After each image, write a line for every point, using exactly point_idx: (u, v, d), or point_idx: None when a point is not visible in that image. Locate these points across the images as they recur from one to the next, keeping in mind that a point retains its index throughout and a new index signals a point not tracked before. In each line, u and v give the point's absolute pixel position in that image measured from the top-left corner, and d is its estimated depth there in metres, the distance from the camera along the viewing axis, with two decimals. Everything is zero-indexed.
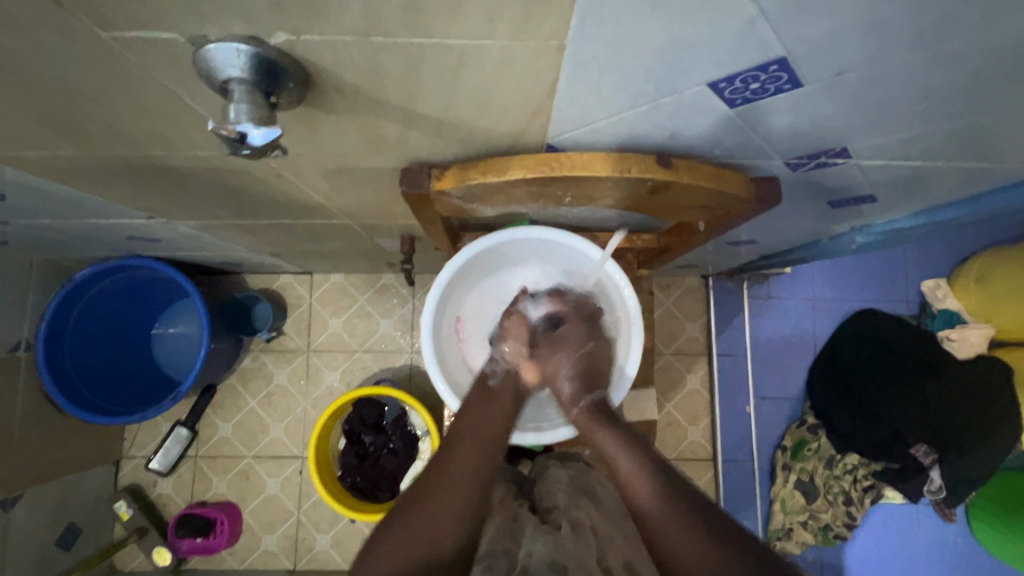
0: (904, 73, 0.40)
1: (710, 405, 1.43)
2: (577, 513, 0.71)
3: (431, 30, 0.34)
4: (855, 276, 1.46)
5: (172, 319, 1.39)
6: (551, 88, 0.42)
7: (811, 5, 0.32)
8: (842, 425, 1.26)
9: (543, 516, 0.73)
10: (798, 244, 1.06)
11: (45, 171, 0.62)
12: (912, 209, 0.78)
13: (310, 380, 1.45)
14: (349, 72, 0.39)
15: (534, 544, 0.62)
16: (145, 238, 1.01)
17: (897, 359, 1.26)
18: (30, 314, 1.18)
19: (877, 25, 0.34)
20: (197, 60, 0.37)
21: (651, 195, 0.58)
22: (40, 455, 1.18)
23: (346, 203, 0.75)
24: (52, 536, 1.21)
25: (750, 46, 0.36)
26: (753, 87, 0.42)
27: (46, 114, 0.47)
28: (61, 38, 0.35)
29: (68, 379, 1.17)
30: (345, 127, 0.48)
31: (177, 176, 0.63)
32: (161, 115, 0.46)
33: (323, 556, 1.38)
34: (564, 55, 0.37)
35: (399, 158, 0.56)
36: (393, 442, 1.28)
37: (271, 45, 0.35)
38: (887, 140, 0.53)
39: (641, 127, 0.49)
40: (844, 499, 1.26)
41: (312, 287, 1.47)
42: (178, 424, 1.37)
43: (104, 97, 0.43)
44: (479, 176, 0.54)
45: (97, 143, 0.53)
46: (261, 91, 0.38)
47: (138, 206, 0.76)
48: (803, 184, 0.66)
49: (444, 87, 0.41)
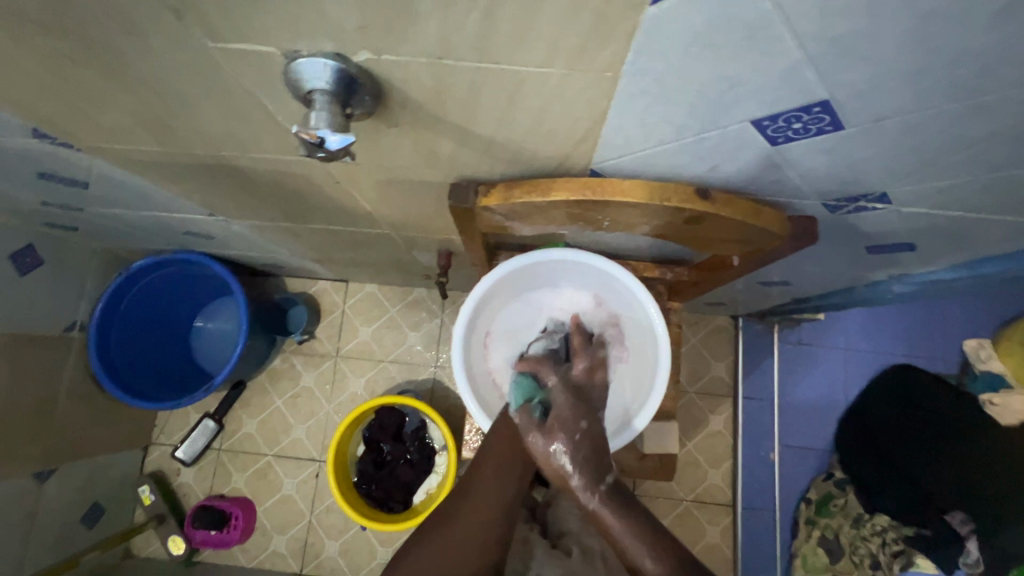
0: (943, 122, 0.41)
1: (733, 448, 1.40)
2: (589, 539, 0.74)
3: (495, 56, 0.37)
4: (892, 328, 1.43)
5: (213, 315, 1.46)
6: (599, 117, 0.45)
7: (853, 52, 0.34)
8: (872, 482, 1.22)
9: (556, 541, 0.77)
10: (833, 290, 1.05)
11: (128, 163, 0.68)
12: (952, 261, 0.78)
13: (336, 385, 1.48)
14: (416, 90, 0.43)
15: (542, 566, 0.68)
16: (201, 234, 1.08)
17: (931, 419, 1.21)
18: (87, 297, 1.26)
19: (917, 72, 0.36)
20: (287, 72, 0.41)
21: (687, 225, 0.60)
22: (79, 433, 1.24)
23: (392, 214, 0.79)
24: (77, 514, 1.26)
25: (793, 88, 0.38)
26: (794, 127, 0.44)
27: (144, 112, 0.52)
28: (174, 46, 0.40)
29: (113, 361, 1.24)
30: (403, 140, 0.52)
31: (243, 176, 0.68)
32: (243, 120, 0.51)
33: (330, 563, 1.39)
34: (615, 87, 0.40)
35: (448, 174, 0.60)
36: (410, 453, 1.30)
37: (353, 62, 0.39)
38: (925, 189, 0.53)
39: (681, 158, 0.51)
40: (871, 562, 1.21)
41: (346, 295, 1.52)
42: (206, 416, 1.43)
43: (194, 100, 0.48)
44: (524, 195, 0.57)
45: (180, 142, 0.59)
46: (339, 103, 0.42)
47: (202, 203, 0.82)
48: (840, 226, 0.67)
49: (501, 111, 0.45)
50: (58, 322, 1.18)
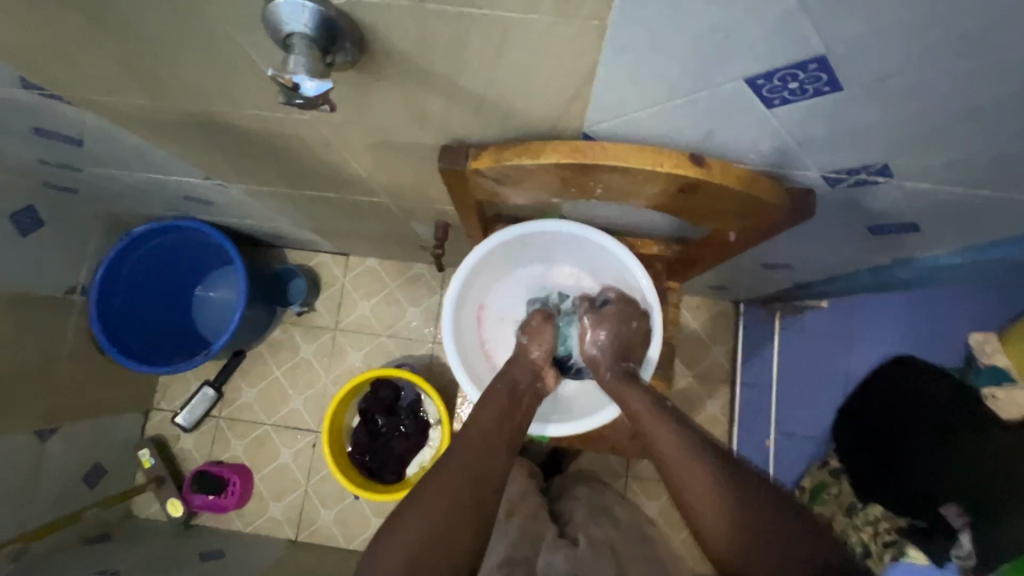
0: (949, 81, 0.39)
1: (728, 433, 1.40)
2: (595, 530, 0.82)
3: (480, 1, 0.36)
4: (895, 318, 1.40)
5: (214, 283, 1.46)
6: (590, 73, 0.43)
7: (852, 0, 0.33)
8: (868, 478, 1.23)
9: (562, 529, 0.86)
10: (836, 275, 1.03)
11: (116, 117, 0.67)
12: (960, 243, 0.75)
13: (334, 357, 1.49)
14: (401, 38, 0.41)
15: (553, 556, 0.76)
16: (199, 199, 1.07)
17: (922, 410, 1.20)
18: (88, 261, 1.27)
19: (919, 22, 0.34)
20: (265, 15, 0.39)
21: (682, 194, 0.58)
22: (78, 394, 1.25)
23: (387, 181, 0.78)
24: (79, 473, 1.28)
25: (789, 40, 0.37)
26: (791, 87, 0.42)
27: (127, 59, 0.51)
28: None
29: (113, 326, 1.25)
30: (391, 96, 0.51)
31: (233, 134, 0.67)
32: (229, 70, 0.50)
33: (325, 531, 1.41)
34: (605, 38, 0.39)
35: (440, 136, 0.59)
36: (405, 426, 1.30)
37: (333, 5, 0.38)
38: (930, 161, 0.51)
39: (676, 121, 0.50)
40: (861, 550, 1.21)
41: (346, 268, 1.52)
42: (205, 384, 1.45)
43: (178, 45, 0.47)
44: (514, 158, 0.55)
45: (166, 95, 0.58)
46: (320, 49, 0.40)
47: (197, 164, 0.82)
48: (842, 203, 0.65)
49: (489, 64, 0.43)
50: (59, 285, 1.19)
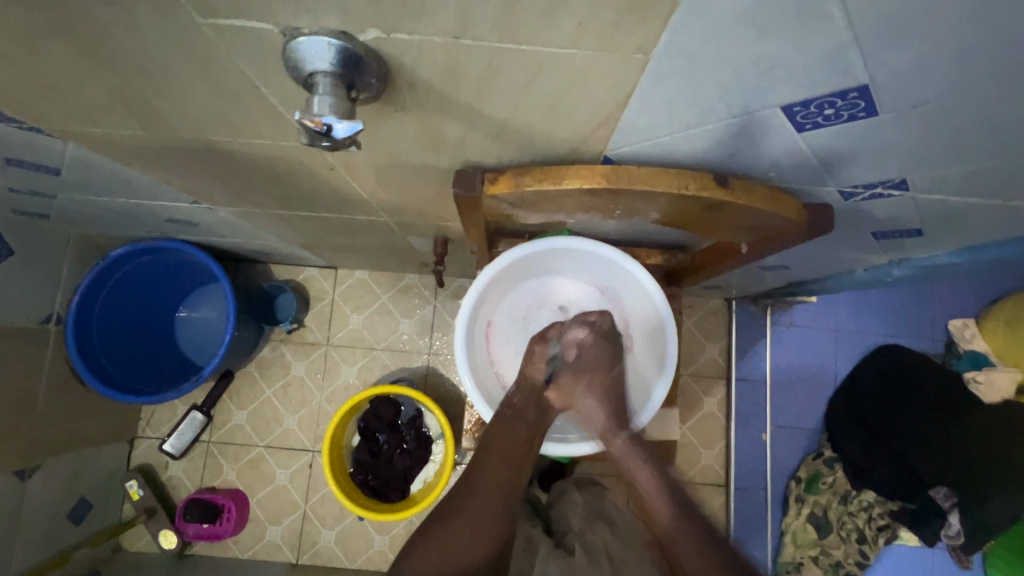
0: (982, 108, 0.39)
1: (726, 429, 1.41)
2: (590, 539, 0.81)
3: (518, 36, 0.35)
4: (879, 309, 1.45)
5: (197, 304, 1.41)
6: (623, 101, 0.42)
7: (901, 35, 0.32)
8: (859, 459, 1.25)
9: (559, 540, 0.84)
10: (831, 274, 1.05)
11: (102, 147, 0.63)
12: (956, 246, 0.77)
13: (327, 374, 1.45)
14: (429, 71, 0.39)
15: None
16: (183, 221, 1.02)
17: (910, 394, 1.25)
18: (63, 287, 1.20)
19: (968, 54, 0.33)
20: (285, 51, 0.37)
21: (703, 213, 0.58)
22: (60, 428, 1.19)
23: (390, 201, 0.76)
24: (65, 511, 1.22)
25: (834, 70, 0.36)
26: (826, 113, 0.42)
27: (121, 91, 0.48)
28: (159, 20, 0.36)
29: (95, 356, 1.19)
30: (408, 124, 0.49)
31: (229, 160, 0.64)
32: (234, 103, 0.48)
33: (326, 553, 1.38)
34: (645, 68, 0.37)
35: (453, 160, 0.57)
36: (407, 443, 1.28)
37: (360, 41, 0.36)
38: (946, 174, 0.51)
39: (703, 144, 0.49)
40: (857, 536, 1.25)
41: (335, 282, 1.48)
42: (194, 407, 1.38)
43: (182, 79, 0.44)
44: (534, 183, 0.54)
45: (161, 125, 0.54)
46: (345, 85, 0.38)
47: (185, 189, 0.77)
48: (852, 211, 0.66)
49: (517, 94, 0.42)
50: (34, 315, 1.13)
